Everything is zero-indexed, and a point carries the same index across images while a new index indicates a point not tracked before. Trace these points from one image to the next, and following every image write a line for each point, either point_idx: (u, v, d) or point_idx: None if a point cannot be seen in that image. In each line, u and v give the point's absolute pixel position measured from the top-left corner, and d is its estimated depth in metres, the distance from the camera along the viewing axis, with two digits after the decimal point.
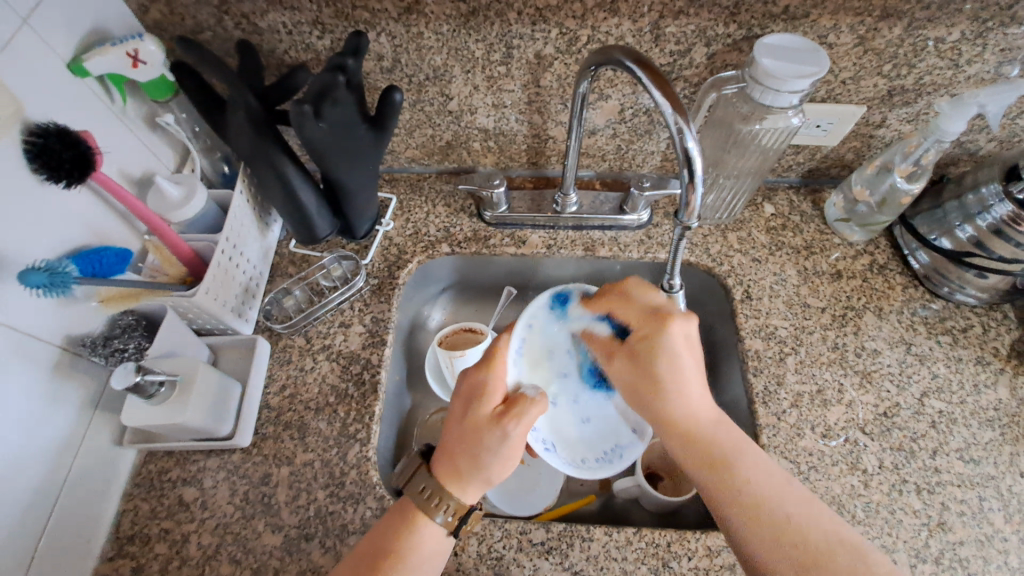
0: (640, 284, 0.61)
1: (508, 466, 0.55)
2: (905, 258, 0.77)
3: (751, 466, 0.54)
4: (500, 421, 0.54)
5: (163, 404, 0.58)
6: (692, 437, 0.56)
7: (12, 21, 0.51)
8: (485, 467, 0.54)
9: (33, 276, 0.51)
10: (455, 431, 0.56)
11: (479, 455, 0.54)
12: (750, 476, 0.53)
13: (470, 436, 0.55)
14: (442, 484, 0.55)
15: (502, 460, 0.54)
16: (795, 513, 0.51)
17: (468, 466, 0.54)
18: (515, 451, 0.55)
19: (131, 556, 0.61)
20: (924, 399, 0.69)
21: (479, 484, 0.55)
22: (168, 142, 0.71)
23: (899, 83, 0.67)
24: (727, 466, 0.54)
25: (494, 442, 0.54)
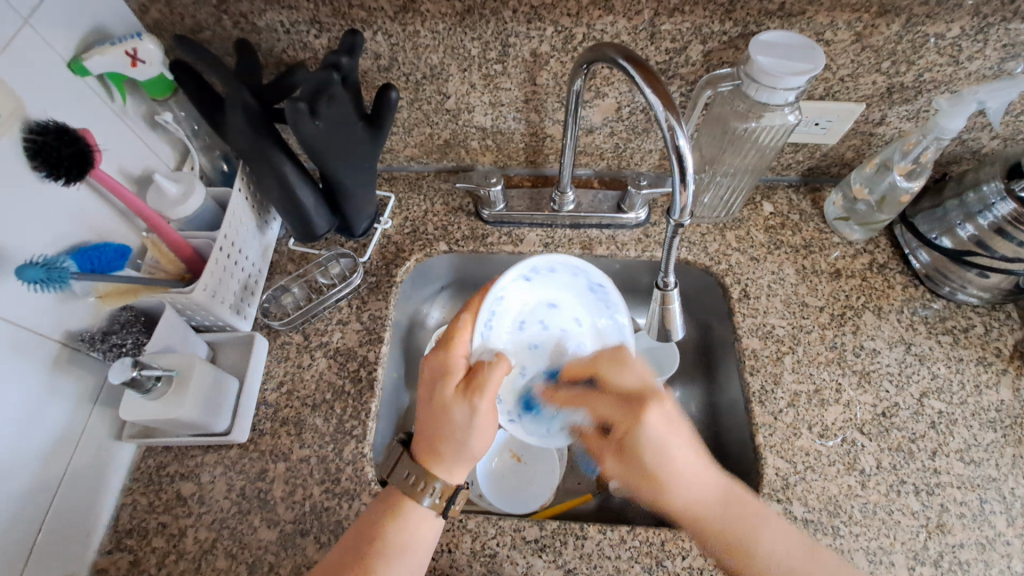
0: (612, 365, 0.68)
1: (486, 437, 0.56)
2: (906, 258, 0.77)
3: (766, 529, 0.55)
4: (467, 396, 0.55)
5: (161, 399, 0.59)
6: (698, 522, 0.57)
7: (14, 21, 0.52)
8: (465, 442, 0.55)
9: (30, 271, 0.52)
10: (427, 419, 0.56)
11: (455, 434, 0.55)
12: (765, 546, 0.54)
13: (440, 417, 0.55)
14: (427, 469, 0.55)
15: (478, 431, 0.55)
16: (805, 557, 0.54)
17: (448, 448, 0.55)
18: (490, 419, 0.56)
19: (129, 549, 0.62)
20: (923, 400, 0.68)
21: (462, 459, 0.56)
22: (168, 140, 0.72)
23: (898, 80, 0.67)
24: (740, 534, 0.56)
25: (467, 416, 0.54)
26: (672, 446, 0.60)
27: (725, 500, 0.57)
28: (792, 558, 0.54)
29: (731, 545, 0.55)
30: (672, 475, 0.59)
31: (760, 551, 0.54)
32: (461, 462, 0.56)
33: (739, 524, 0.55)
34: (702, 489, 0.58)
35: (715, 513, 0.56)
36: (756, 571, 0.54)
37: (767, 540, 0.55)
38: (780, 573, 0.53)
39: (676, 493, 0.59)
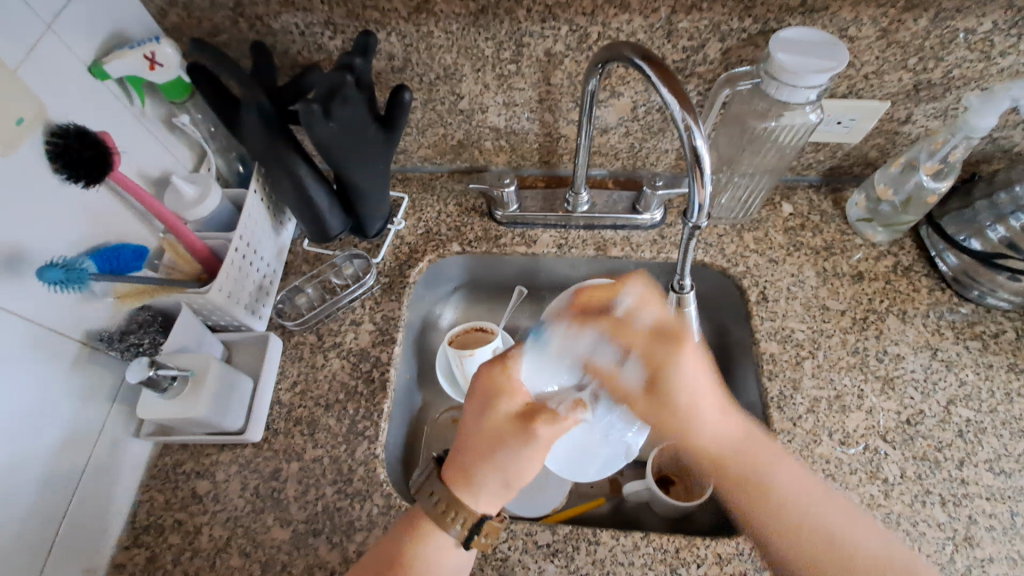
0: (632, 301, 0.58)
1: (528, 471, 0.55)
2: (932, 260, 0.74)
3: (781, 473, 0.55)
4: (528, 425, 0.54)
5: (177, 398, 0.59)
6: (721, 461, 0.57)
7: (37, 26, 0.53)
8: (513, 468, 0.54)
9: (50, 272, 0.53)
10: (479, 440, 0.55)
11: (497, 453, 0.54)
12: (779, 482, 0.54)
13: (494, 436, 0.54)
14: (460, 497, 0.54)
15: (523, 467, 0.54)
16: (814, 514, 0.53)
17: (492, 465, 0.54)
18: (535, 456, 0.55)
19: (146, 546, 0.62)
20: (950, 408, 0.66)
21: (499, 492, 0.55)
22: (186, 142, 0.73)
23: (926, 76, 0.64)
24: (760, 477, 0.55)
25: (529, 447, 0.54)
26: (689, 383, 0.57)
27: (744, 440, 0.57)
28: (800, 488, 0.54)
29: (754, 484, 0.55)
30: (695, 425, 0.58)
31: (772, 485, 0.54)
32: (503, 496, 0.55)
33: (755, 448, 0.56)
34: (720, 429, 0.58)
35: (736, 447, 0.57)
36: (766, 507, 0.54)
37: (779, 476, 0.54)
38: (794, 515, 0.52)
39: (700, 428, 0.58)
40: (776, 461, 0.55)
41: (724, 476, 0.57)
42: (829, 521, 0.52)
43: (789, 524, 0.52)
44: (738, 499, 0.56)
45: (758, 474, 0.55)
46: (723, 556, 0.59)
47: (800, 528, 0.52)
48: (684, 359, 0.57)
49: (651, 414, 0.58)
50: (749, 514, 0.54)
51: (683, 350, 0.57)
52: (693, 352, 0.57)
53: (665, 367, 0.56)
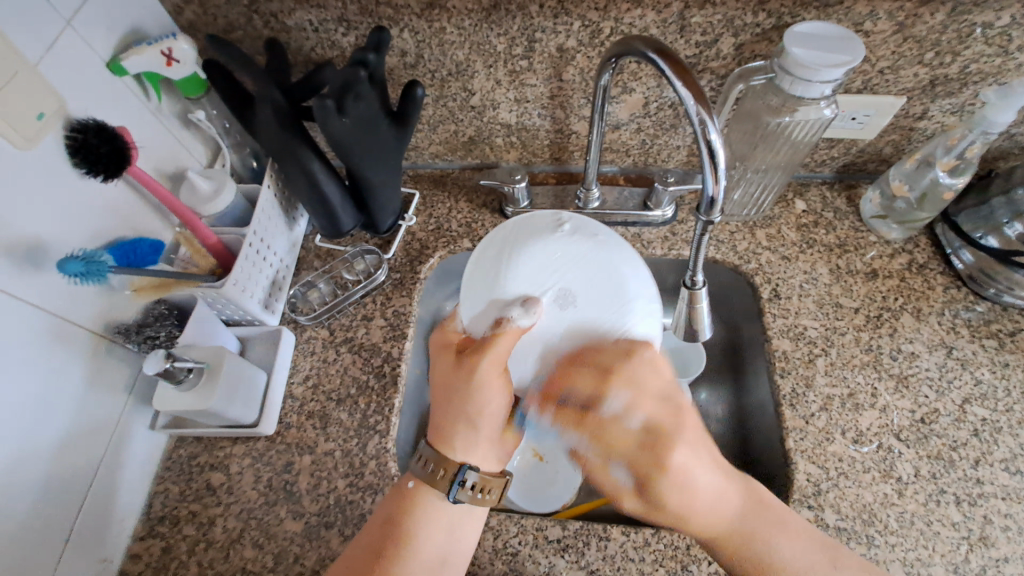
0: (647, 358, 0.50)
1: (488, 405, 0.54)
2: (947, 258, 0.73)
3: (784, 543, 0.52)
4: (465, 363, 0.53)
5: (192, 391, 0.60)
6: (720, 540, 0.52)
7: (57, 23, 0.53)
8: (472, 408, 0.54)
9: (71, 264, 0.53)
10: (438, 389, 0.56)
11: (451, 396, 0.54)
12: (780, 554, 0.51)
13: (445, 381, 0.55)
14: (440, 451, 0.55)
15: (482, 400, 0.53)
16: (790, 557, 0.51)
17: (452, 410, 0.54)
18: (488, 386, 0.53)
19: (161, 536, 0.63)
20: (965, 406, 0.65)
21: (469, 433, 0.55)
22: (200, 138, 0.74)
23: (942, 71, 0.64)
24: (761, 548, 0.52)
25: (473, 383, 0.53)
26: (699, 476, 0.51)
27: (750, 509, 0.52)
28: (806, 559, 0.51)
29: (755, 569, 0.52)
30: (692, 501, 0.51)
31: (775, 559, 0.51)
32: (476, 439, 0.55)
33: (761, 530, 0.52)
34: (722, 499, 0.52)
35: (737, 521, 0.52)
36: (758, 562, 0.52)
37: (780, 548, 0.52)
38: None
39: (701, 516, 0.51)
40: (777, 534, 0.52)
41: (728, 552, 0.52)
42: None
43: None
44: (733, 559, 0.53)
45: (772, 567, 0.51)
46: None
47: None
48: (675, 465, 0.50)
49: (642, 511, 0.52)
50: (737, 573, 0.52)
51: (673, 451, 0.50)
52: (695, 424, 0.52)
53: (664, 451, 0.50)
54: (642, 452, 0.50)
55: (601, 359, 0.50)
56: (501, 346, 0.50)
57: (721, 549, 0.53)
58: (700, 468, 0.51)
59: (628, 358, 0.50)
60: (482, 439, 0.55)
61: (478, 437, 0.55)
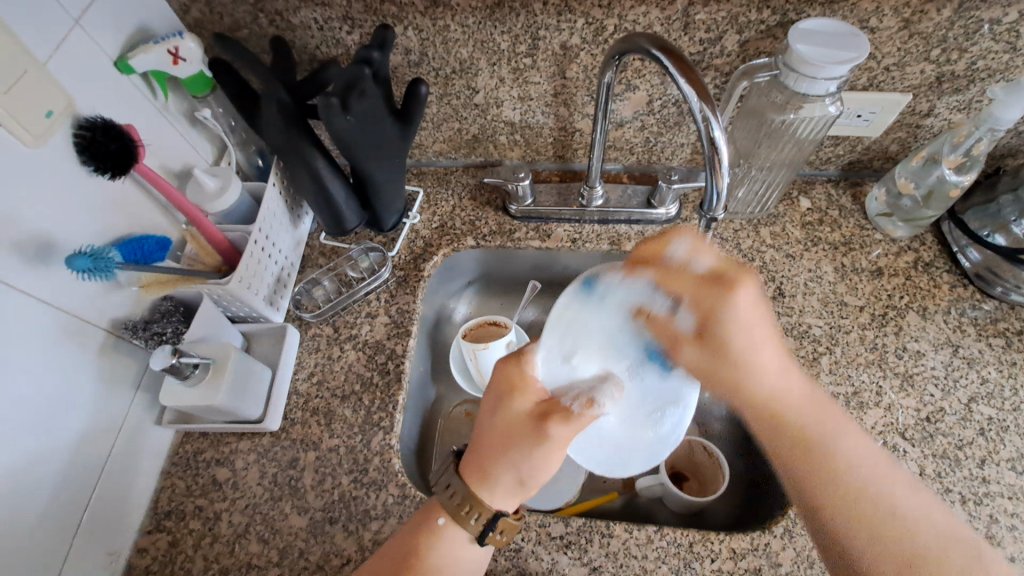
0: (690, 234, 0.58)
1: (545, 472, 0.54)
2: (954, 256, 0.73)
3: (849, 437, 0.54)
4: (545, 425, 0.52)
5: (198, 386, 0.60)
6: (779, 415, 0.55)
7: (65, 21, 0.54)
8: (526, 469, 0.53)
9: (79, 260, 0.54)
10: (495, 433, 0.54)
11: (509, 449, 0.53)
12: (845, 447, 0.53)
13: (507, 432, 0.54)
14: (474, 490, 0.54)
15: (543, 464, 0.53)
16: (857, 464, 0.52)
17: (505, 463, 0.53)
18: (555, 454, 0.53)
19: (167, 530, 0.64)
20: (971, 405, 0.64)
21: (512, 489, 0.54)
22: (206, 136, 0.74)
23: (949, 68, 0.63)
24: (820, 445, 0.53)
25: (542, 447, 0.52)
26: (764, 353, 0.56)
27: (814, 398, 0.55)
28: (872, 463, 0.52)
29: (807, 446, 0.54)
30: (754, 368, 0.56)
31: (838, 451, 0.53)
32: (518, 495, 0.54)
33: (825, 415, 0.54)
34: (789, 383, 0.56)
35: (798, 401, 0.55)
36: (828, 466, 0.53)
37: (845, 442, 0.53)
38: (857, 485, 0.51)
39: (766, 385, 0.56)
40: (845, 430, 0.54)
41: (778, 429, 0.55)
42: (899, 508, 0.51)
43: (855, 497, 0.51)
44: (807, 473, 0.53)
45: (824, 455, 0.53)
46: (737, 551, 0.58)
47: (858, 494, 0.51)
48: (741, 300, 0.55)
49: (699, 363, 0.56)
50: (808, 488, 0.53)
51: (737, 292, 0.55)
52: (750, 294, 0.55)
53: (715, 313, 0.55)
54: (694, 292, 0.56)
55: (653, 247, 0.59)
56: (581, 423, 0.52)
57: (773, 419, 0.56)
58: (772, 345, 0.56)
59: (673, 240, 0.58)
60: (521, 497, 0.55)
61: (518, 491, 0.54)
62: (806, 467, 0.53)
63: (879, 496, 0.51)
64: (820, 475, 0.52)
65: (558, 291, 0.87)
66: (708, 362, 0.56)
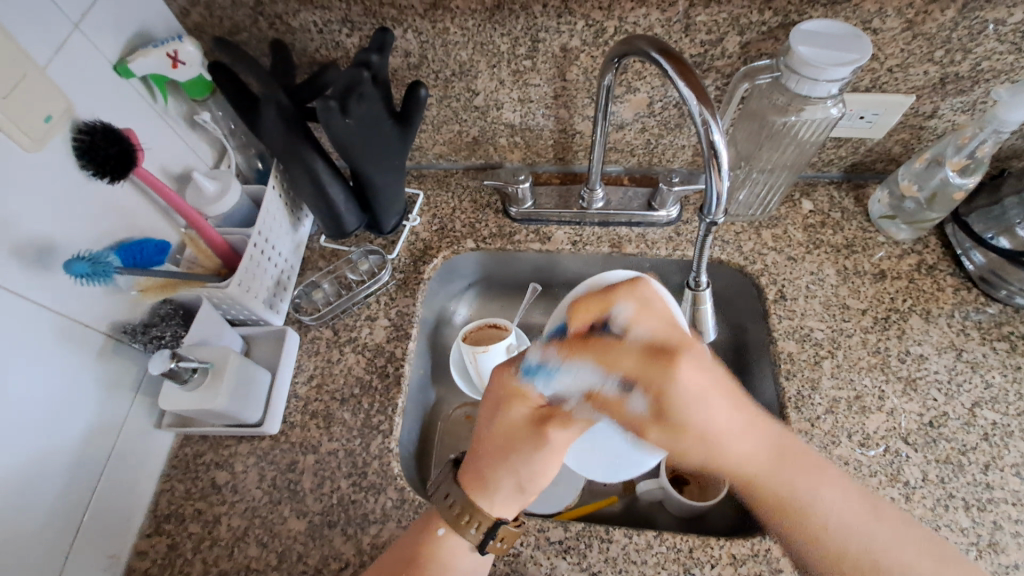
0: (654, 288, 0.56)
1: (543, 476, 0.55)
2: (958, 258, 0.72)
3: (832, 491, 0.50)
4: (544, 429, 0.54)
5: (197, 390, 0.60)
6: (751, 484, 0.52)
7: (64, 25, 0.54)
8: (526, 473, 0.54)
9: (76, 264, 0.54)
10: (494, 439, 0.55)
11: (510, 455, 0.54)
12: (832, 511, 0.49)
13: (508, 438, 0.55)
14: (474, 498, 0.54)
15: (543, 469, 0.54)
16: (835, 524, 0.48)
17: (504, 469, 0.54)
18: (555, 457, 0.55)
19: (167, 533, 0.64)
20: (975, 410, 0.64)
21: (514, 495, 0.54)
22: (207, 139, 0.74)
23: (953, 70, 0.63)
24: (805, 515, 0.49)
25: (543, 450, 0.54)
26: (715, 412, 0.52)
27: (777, 449, 0.52)
28: (854, 517, 0.49)
29: (792, 509, 0.50)
30: (725, 439, 0.52)
31: (822, 514, 0.49)
32: (518, 500, 0.55)
33: (792, 475, 0.50)
34: (748, 445, 0.52)
35: (770, 463, 0.51)
36: (814, 531, 0.49)
37: (831, 500, 0.49)
38: (839, 543, 0.48)
39: (729, 451, 0.52)
40: (822, 481, 0.50)
41: (755, 492, 0.51)
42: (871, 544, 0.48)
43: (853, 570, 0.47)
44: (784, 523, 0.50)
45: (804, 512, 0.49)
46: (737, 557, 0.58)
47: (841, 554, 0.48)
48: (680, 374, 0.53)
49: (664, 444, 0.54)
50: (790, 539, 0.50)
51: (681, 364, 0.53)
52: (693, 357, 0.54)
53: (663, 389, 0.53)
54: (633, 366, 0.55)
55: (589, 307, 0.58)
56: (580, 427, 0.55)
57: (753, 486, 0.51)
58: (720, 400, 0.53)
59: (614, 303, 0.56)
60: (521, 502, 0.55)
61: (519, 498, 0.55)
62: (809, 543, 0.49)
63: (861, 553, 0.48)
64: (804, 534, 0.49)
65: (558, 293, 0.87)
66: (671, 436, 0.53)
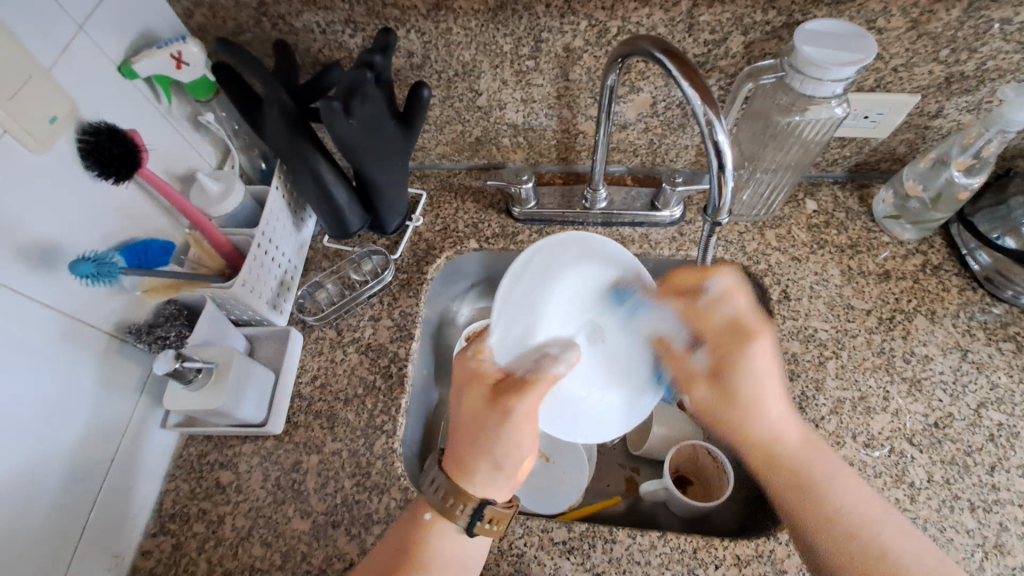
0: (734, 277, 0.62)
1: (517, 449, 0.53)
2: (963, 258, 0.72)
3: (841, 487, 0.54)
4: (502, 402, 0.53)
5: (202, 390, 0.61)
6: (773, 461, 0.57)
7: (69, 27, 0.54)
8: (497, 448, 0.53)
9: (82, 265, 0.54)
10: (462, 423, 0.54)
11: (478, 433, 0.53)
12: (839, 492, 0.53)
13: (473, 418, 0.54)
14: (458, 484, 0.53)
15: (513, 441, 0.53)
16: (853, 512, 0.52)
17: (476, 448, 0.53)
18: (523, 427, 0.53)
19: (171, 533, 0.64)
20: (981, 411, 0.64)
21: (494, 473, 0.53)
22: (210, 140, 0.75)
23: (958, 69, 0.62)
24: (814, 486, 0.54)
25: (506, 423, 0.53)
26: (767, 379, 0.60)
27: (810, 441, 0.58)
28: (860, 502, 0.53)
29: (806, 487, 0.55)
30: (762, 408, 0.59)
31: (829, 496, 0.53)
32: (500, 477, 0.53)
33: (817, 456, 0.56)
34: (785, 428, 0.59)
35: (798, 445, 0.57)
36: (827, 518, 0.52)
37: (841, 488, 0.54)
38: (852, 522, 0.52)
39: (767, 424, 0.59)
40: (833, 466, 0.56)
41: (775, 465, 0.57)
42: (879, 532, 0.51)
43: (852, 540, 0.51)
44: (797, 501, 0.54)
45: (816, 488, 0.54)
46: (741, 557, 0.58)
47: (836, 522, 0.52)
48: (753, 353, 0.60)
49: (709, 403, 0.62)
50: (799, 522, 0.54)
51: (755, 345, 0.60)
52: (767, 344, 0.60)
53: (733, 363, 0.61)
54: (716, 343, 0.62)
55: (689, 276, 0.63)
56: (540, 392, 0.54)
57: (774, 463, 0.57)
58: (779, 396, 0.60)
59: (710, 277, 0.62)
60: (505, 479, 0.54)
61: (502, 476, 0.53)
62: (808, 511, 0.53)
63: (856, 522, 0.52)
64: (818, 524, 0.53)
65: None
66: (722, 396, 0.61)
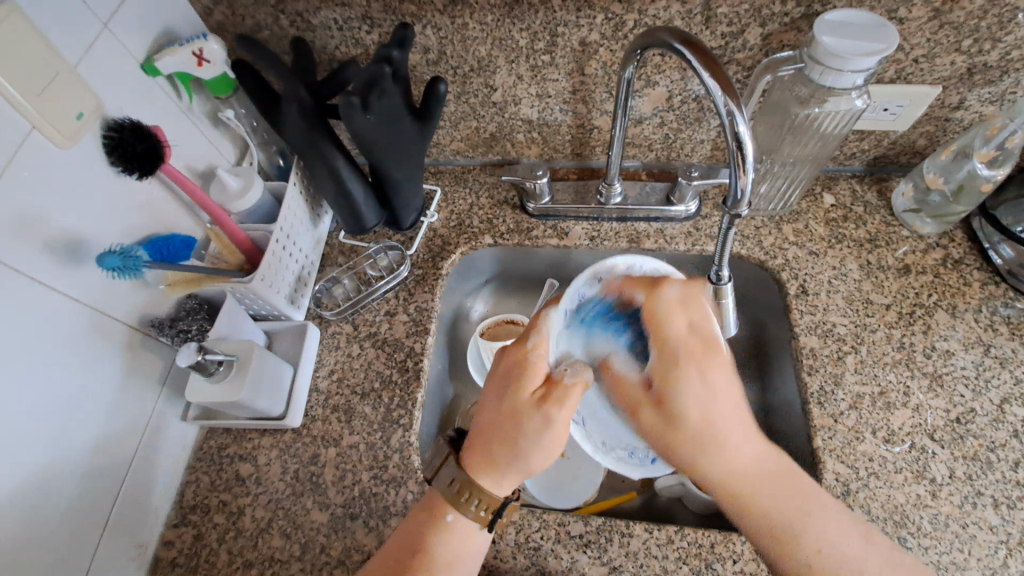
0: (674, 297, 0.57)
1: (548, 458, 0.52)
2: (985, 252, 0.71)
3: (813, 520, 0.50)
4: (541, 407, 0.51)
5: (223, 382, 0.61)
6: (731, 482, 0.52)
7: (94, 25, 0.55)
8: (526, 459, 0.51)
9: (108, 258, 0.55)
10: (490, 423, 0.53)
11: (513, 441, 0.51)
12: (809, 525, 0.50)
13: (510, 418, 0.52)
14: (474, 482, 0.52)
15: (542, 451, 0.51)
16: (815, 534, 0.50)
17: (504, 456, 0.51)
18: (558, 439, 0.51)
19: (193, 524, 0.65)
20: (1004, 407, 0.63)
21: (513, 478, 0.52)
22: (229, 137, 0.76)
23: (981, 59, 0.62)
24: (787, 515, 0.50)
25: (539, 432, 0.50)
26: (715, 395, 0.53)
27: (769, 459, 0.53)
28: (838, 537, 0.50)
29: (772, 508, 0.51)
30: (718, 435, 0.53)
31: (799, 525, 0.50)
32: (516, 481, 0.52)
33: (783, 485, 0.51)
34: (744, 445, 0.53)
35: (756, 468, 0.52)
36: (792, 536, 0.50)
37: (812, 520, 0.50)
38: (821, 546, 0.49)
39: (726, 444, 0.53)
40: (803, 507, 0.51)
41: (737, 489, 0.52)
42: (847, 554, 0.49)
43: (811, 565, 0.49)
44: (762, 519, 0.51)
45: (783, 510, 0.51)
46: (759, 552, 0.58)
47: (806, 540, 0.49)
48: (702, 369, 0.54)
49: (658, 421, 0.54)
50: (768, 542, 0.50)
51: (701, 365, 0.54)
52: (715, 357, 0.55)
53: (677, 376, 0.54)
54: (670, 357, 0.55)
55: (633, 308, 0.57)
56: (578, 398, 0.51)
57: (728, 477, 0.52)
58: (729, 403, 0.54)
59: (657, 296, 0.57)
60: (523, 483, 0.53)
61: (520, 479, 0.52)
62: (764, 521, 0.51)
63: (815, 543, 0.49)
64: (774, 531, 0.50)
65: None
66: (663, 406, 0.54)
